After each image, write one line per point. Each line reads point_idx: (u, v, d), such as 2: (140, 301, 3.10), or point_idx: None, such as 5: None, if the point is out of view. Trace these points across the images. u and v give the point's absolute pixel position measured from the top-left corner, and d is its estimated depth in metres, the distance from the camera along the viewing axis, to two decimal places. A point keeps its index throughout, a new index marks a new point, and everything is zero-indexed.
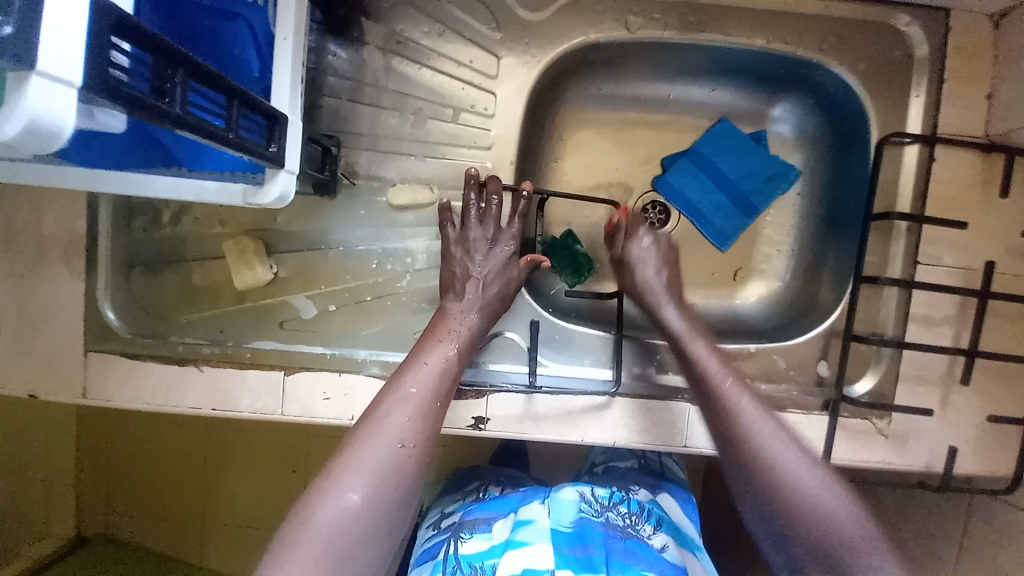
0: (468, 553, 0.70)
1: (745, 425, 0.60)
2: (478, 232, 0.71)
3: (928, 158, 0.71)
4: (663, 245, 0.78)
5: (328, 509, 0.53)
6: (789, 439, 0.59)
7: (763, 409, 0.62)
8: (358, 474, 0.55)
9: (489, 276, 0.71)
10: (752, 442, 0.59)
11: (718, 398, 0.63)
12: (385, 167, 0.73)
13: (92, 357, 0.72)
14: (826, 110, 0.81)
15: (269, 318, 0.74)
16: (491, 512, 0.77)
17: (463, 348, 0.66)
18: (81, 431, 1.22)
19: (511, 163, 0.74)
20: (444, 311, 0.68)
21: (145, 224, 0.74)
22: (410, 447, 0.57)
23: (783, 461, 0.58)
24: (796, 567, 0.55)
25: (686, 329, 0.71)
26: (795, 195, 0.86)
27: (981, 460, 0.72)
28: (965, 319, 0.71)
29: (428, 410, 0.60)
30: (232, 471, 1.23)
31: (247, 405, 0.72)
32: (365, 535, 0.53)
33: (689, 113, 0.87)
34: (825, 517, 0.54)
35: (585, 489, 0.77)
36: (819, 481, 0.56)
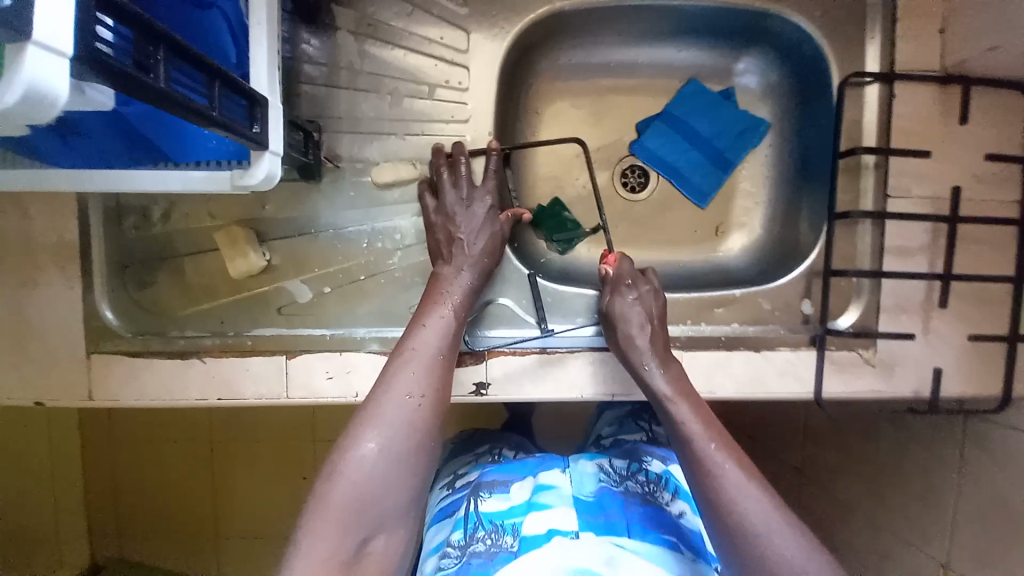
0: (488, 511, 0.72)
1: (736, 511, 0.56)
2: (457, 197, 0.72)
3: (888, 95, 0.74)
4: (653, 310, 0.74)
5: (350, 465, 0.54)
6: (788, 523, 0.55)
7: (754, 477, 0.58)
8: (378, 426, 0.57)
9: (474, 234, 0.72)
10: (738, 511, 0.55)
11: (709, 482, 0.58)
12: (367, 148, 0.75)
13: (96, 358, 0.73)
14: (788, 59, 0.84)
15: (267, 305, 0.75)
16: (510, 475, 0.78)
17: (458, 307, 0.68)
18: (87, 455, 1.23)
19: (488, 134, 0.76)
20: (437, 277, 0.70)
21: (135, 224, 0.76)
22: (421, 398, 0.60)
23: (783, 548, 0.53)
24: None
25: (688, 416, 0.64)
26: (767, 147, 0.89)
27: (966, 381, 0.75)
28: (938, 245, 0.74)
29: (434, 364, 0.63)
30: (239, 485, 1.25)
31: (252, 392, 0.73)
32: (388, 479, 0.54)
33: (658, 75, 0.89)
34: None
35: (604, 462, 0.81)
36: (825, 571, 0.52)
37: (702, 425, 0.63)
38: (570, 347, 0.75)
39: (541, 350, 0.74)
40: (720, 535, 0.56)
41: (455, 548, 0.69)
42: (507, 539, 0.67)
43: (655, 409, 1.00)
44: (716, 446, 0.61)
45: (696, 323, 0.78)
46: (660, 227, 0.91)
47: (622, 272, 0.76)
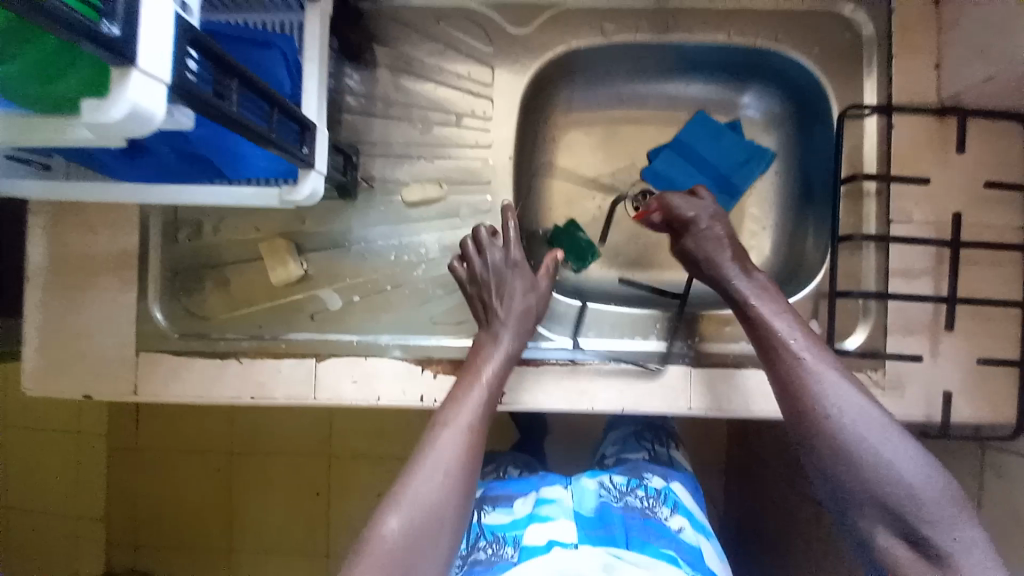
0: (491, 523, 0.73)
1: (841, 419, 0.61)
2: (485, 267, 0.76)
3: (887, 125, 0.78)
4: (716, 231, 0.76)
5: (390, 523, 0.59)
6: (893, 428, 0.60)
7: (838, 373, 0.64)
8: (422, 482, 0.61)
9: (507, 305, 0.74)
10: (826, 404, 0.62)
11: (810, 385, 0.63)
12: (397, 170, 0.82)
13: (141, 357, 0.79)
14: (791, 93, 0.89)
15: (299, 312, 0.81)
16: (513, 490, 0.79)
17: (498, 373, 0.71)
18: (110, 463, 1.34)
19: (509, 158, 0.82)
20: (479, 342, 0.74)
21: (186, 236, 0.83)
22: (455, 462, 0.63)
23: (883, 446, 0.59)
24: (870, 533, 0.59)
25: (779, 311, 0.70)
26: (773, 174, 0.94)
27: (978, 404, 0.75)
28: (942, 268, 0.76)
29: (473, 431, 0.66)
30: (254, 507, 1.34)
31: (281, 393, 0.78)
32: (423, 538, 0.59)
33: (668, 107, 0.96)
34: (901, 482, 0.57)
35: (605, 477, 0.80)
36: (924, 472, 0.58)
37: (805, 333, 0.67)
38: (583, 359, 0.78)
39: (556, 361, 0.78)
40: (813, 429, 0.62)
41: (457, 558, 0.71)
42: (507, 549, 0.69)
43: (659, 430, 0.99)
44: (814, 354, 0.66)
45: (707, 340, 0.80)
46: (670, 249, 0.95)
47: (671, 211, 0.79)
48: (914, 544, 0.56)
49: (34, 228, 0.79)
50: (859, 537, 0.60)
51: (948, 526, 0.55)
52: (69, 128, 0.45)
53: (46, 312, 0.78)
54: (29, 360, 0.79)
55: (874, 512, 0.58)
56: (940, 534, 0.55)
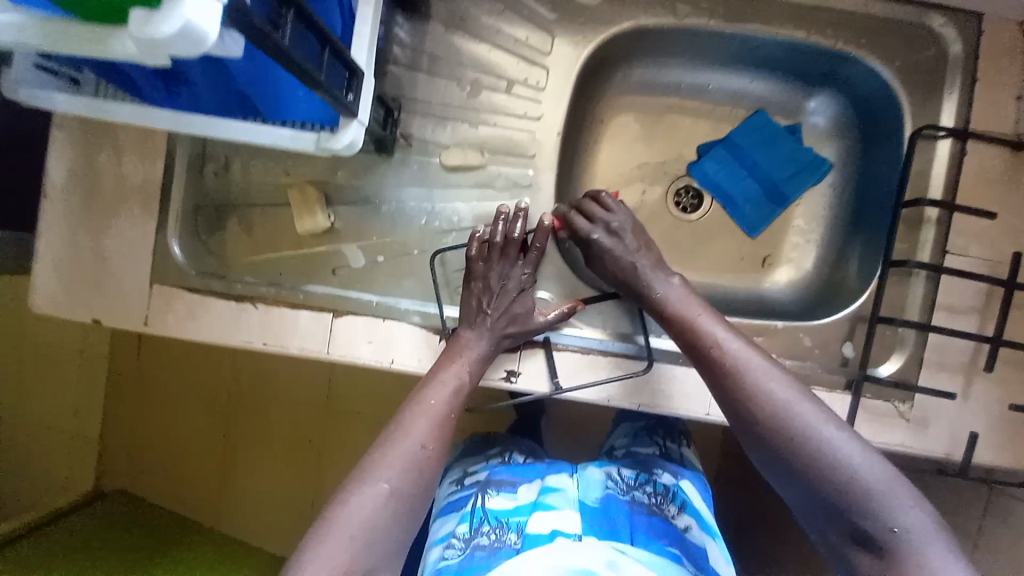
0: (495, 508, 0.73)
1: (778, 420, 0.58)
2: (496, 274, 0.74)
3: (960, 152, 0.74)
4: (608, 252, 0.74)
5: (361, 499, 0.60)
6: (825, 415, 0.58)
7: (772, 372, 0.61)
8: (389, 465, 0.62)
9: (501, 312, 0.73)
10: (761, 406, 0.59)
11: (739, 376, 0.61)
12: (439, 131, 0.79)
13: (157, 291, 0.77)
14: (861, 104, 0.85)
15: (322, 265, 0.79)
16: (517, 475, 0.79)
17: (473, 369, 0.71)
18: (113, 387, 1.37)
19: (557, 135, 0.78)
20: (458, 337, 0.73)
21: (215, 171, 0.81)
22: (426, 448, 0.64)
23: (816, 432, 0.57)
24: (827, 535, 0.56)
25: (699, 308, 0.68)
26: (827, 186, 0.90)
27: (1003, 451, 0.73)
28: (990, 309, 0.73)
29: (445, 420, 0.67)
30: (244, 446, 1.36)
31: (295, 344, 0.76)
32: (392, 520, 0.60)
33: (727, 103, 0.91)
34: (851, 483, 0.54)
35: (612, 469, 0.80)
36: (864, 456, 0.55)
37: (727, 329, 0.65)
38: (603, 350, 0.76)
39: (575, 349, 0.76)
40: (746, 421, 0.60)
41: (459, 540, 0.70)
42: (511, 535, 0.68)
43: (671, 427, 0.97)
44: (739, 343, 0.64)
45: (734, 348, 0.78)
46: (705, 251, 0.92)
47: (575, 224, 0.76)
48: (867, 548, 0.53)
49: (58, 144, 0.76)
50: (823, 540, 0.57)
51: (894, 513, 0.52)
52: (111, 41, 0.41)
53: (65, 232, 0.76)
54: (43, 279, 0.77)
55: (821, 507, 0.55)
56: (885, 522, 0.52)
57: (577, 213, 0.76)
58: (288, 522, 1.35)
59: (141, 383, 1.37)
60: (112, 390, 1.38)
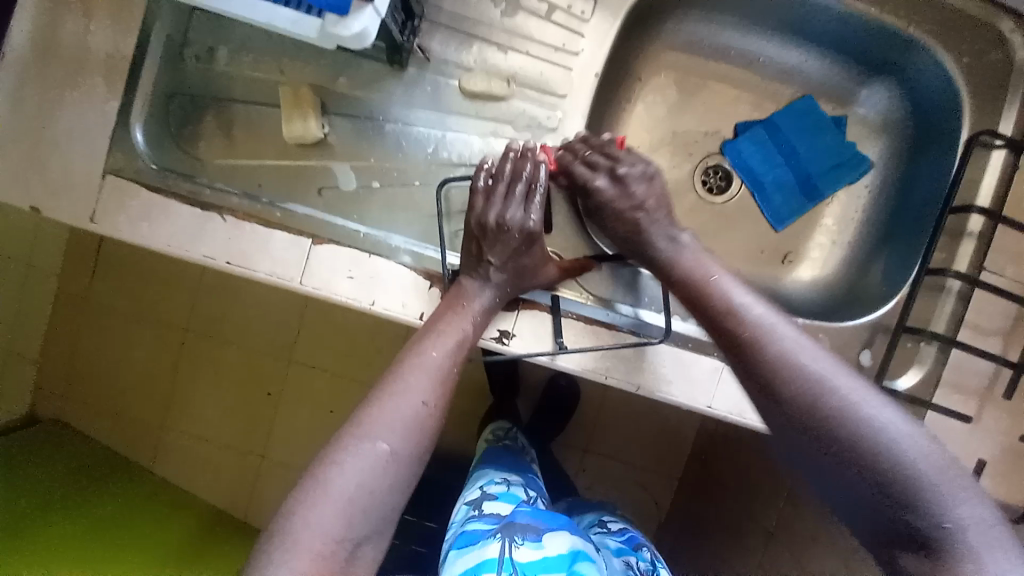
0: (523, 562, 0.67)
1: (812, 395, 0.50)
2: (495, 216, 0.64)
3: (1013, 166, 0.68)
4: (603, 205, 0.67)
5: (360, 456, 0.54)
6: (862, 386, 0.50)
7: (802, 340, 0.53)
8: (388, 425, 0.56)
9: (506, 264, 0.65)
10: (792, 377, 0.51)
11: (762, 342, 0.53)
12: (464, 50, 0.69)
13: (109, 184, 0.65)
14: (917, 99, 0.79)
15: (308, 182, 0.70)
16: (542, 522, 0.73)
17: (478, 324, 0.64)
18: (59, 308, 1.24)
19: (594, 76, 0.70)
20: (460, 286, 0.64)
21: (197, 56, 0.71)
22: (428, 405, 0.59)
23: (855, 404, 0.49)
24: (869, 531, 0.48)
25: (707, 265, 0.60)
26: (864, 187, 0.85)
27: (1005, 483, 0.69)
28: (1016, 334, 0.69)
29: (447, 376, 0.61)
30: (195, 388, 1.26)
31: (265, 268, 0.66)
32: (391, 483, 0.55)
33: (774, 79, 0.85)
34: (900, 470, 0.46)
35: (630, 557, 0.81)
36: (911, 433, 0.48)
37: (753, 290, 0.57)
38: (610, 323, 0.68)
39: (582, 317, 0.68)
40: (773, 394, 0.52)
41: None
42: None
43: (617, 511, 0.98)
44: (756, 304, 0.56)
45: None
46: (724, 237, 0.86)
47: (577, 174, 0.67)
48: (917, 547, 0.46)
49: None
50: (862, 534, 0.49)
51: (949, 499, 0.45)
52: None
53: (9, 100, 0.64)
54: None
55: (865, 498, 0.48)
56: (946, 525, 0.45)
57: (580, 158, 0.67)
58: (233, 476, 1.26)
59: (89, 303, 1.24)
60: (57, 311, 1.25)
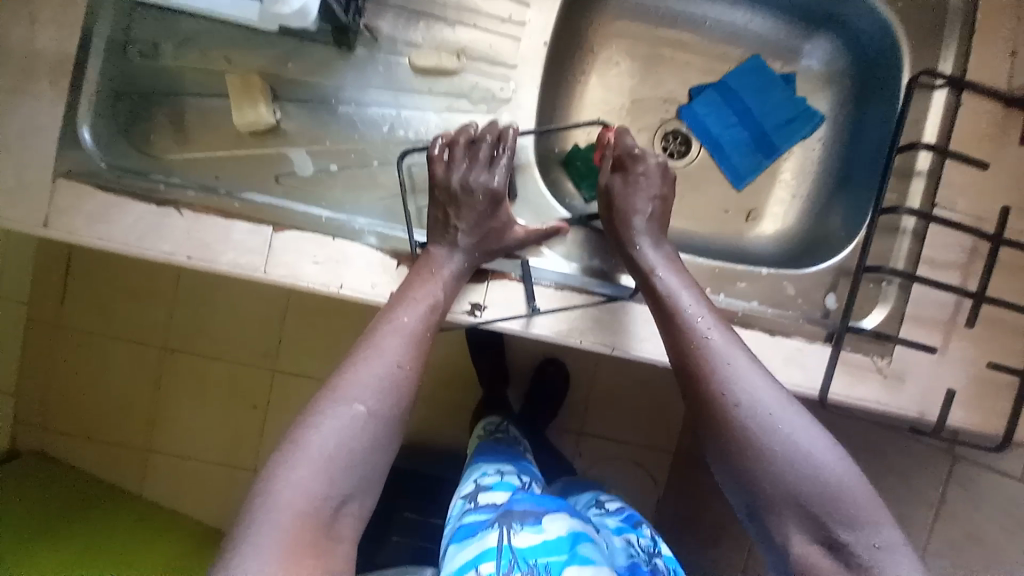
0: (523, 547, 0.66)
1: (742, 396, 0.56)
2: (460, 180, 0.66)
3: (953, 103, 0.70)
4: (612, 189, 0.71)
5: (336, 419, 0.55)
6: (796, 414, 0.56)
7: (737, 345, 0.60)
8: (361, 387, 0.56)
9: (474, 229, 0.66)
10: (723, 376, 0.58)
11: (685, 326, 0.61)
12: (412, 28, 0.70)
13: (62, 186, 0.64)
14: (859, 48, 0.82)
15: (265, 170, 0.69)
16: (541, 505, 0.72)
17: (449, 290, 0.64)
18: (30, 337, 1.21)
19: (543, 44, 0.70)
20: (428, 254, 0.65)
21: (141, 52, 0.70)
22: (405, 368, 0.59)
23: (752, 393, 0.56)
24: (780, 530, 0.54)
25: (660, 261, 0.66)
26: (817, 140, 0.87)
27: (976, 413, 0.70)
28: (974, 265, 0.70)
29: (420, 339, 0.61)
30: (178, 406, 1.23)
31: (227, 260, 0.64)
32: (370, 444, 0.55)
33: (722, 41, 0.87)
34: (811, 471, 0.53)
35: (631, 535, 0.77)
36: (803, 428, 0.55)
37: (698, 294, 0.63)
38: (580, 287, 0.68)
39: (553, 284, 0.67)
40: (708, 391, 0.58)
41: None
42: None
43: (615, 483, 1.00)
44: (691, 296, 0.63)
45: (714, 292, 0.74)
46: (687, 199, 0.87)
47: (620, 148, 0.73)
48: (821, 544, 0.52)
49: None
50: (771, 535, 0.54)
51: (820, 484, 0.52)
52: None
53: None
54: None
55: (780, 500, 0.53)
56: (847, 527, 0.51)
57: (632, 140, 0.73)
58: (220, 491, 1.23)
59: (64, 328, 1.21)
60: (29, 341, 1.21)
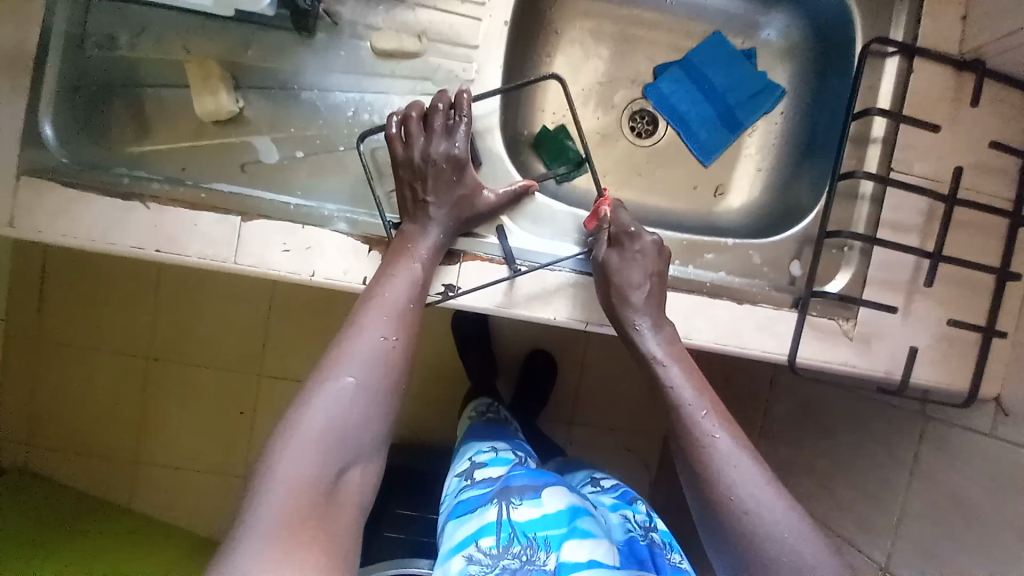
0: (522, 521, 0.67)
1: (718, 469, 0.60)
2: (421, 154, 0.66)
3: (907, 69, 0.72)
4: (608, 265, 0.67)
5: (330, 391, 0.55)
6: (769, 485, 0.59)
7: (720, 419, 0.63)
8: (352, 359, 0.57)
9: (443, 199, 0.66)
10: (703, 449, 0.61)
11: (688, 422, 0.63)
12: (371, 13, 0.71)
13: (24, 183, 0.63)
14: (815, 19, 0.83)
15: (230, 159, 0.69)
16: (538, 479, 0.72)
17: (428, 262, 0.64)
18: (8, 351, 1.19)
19: (504, 23, 0.71)
20: (404, 231, 0.65)
21: (99, 45, 0.70)
22: (394, 339, 0.60)
23: (766, 519, 0.57)
24: None
25: (661, 350, 0.67)
26: (780, 113, 0.88)
27: (938, 369, 0.73)
28: (931, 225, 0.72)
29: (405, 312, 0.61)
30: (164, 413, 1.22)
31: (195, 251, 0.64)
32: (365, 412, 0.56)
33: (684, 18, 0.88)
34: (781, 545, 0.56)
35: (627, 512, 0.76)
36: (773, 504, 0.57)
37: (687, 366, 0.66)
38: (550, 265, 0.69)
39: (522, 262, 0.69)
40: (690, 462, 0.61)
41: (485, 555, 0.66)
42: (542, 555, 0.65)
43: None
44: (693, 389, 0.65)
45: (683, 264, 0.75)
46: (657, 176, 0.88)
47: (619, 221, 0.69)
48: None
49: None
50: None
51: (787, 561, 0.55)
52: None
53: None
54: None
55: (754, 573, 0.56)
56: None
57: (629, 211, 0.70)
58: (212, 499, 1.23)
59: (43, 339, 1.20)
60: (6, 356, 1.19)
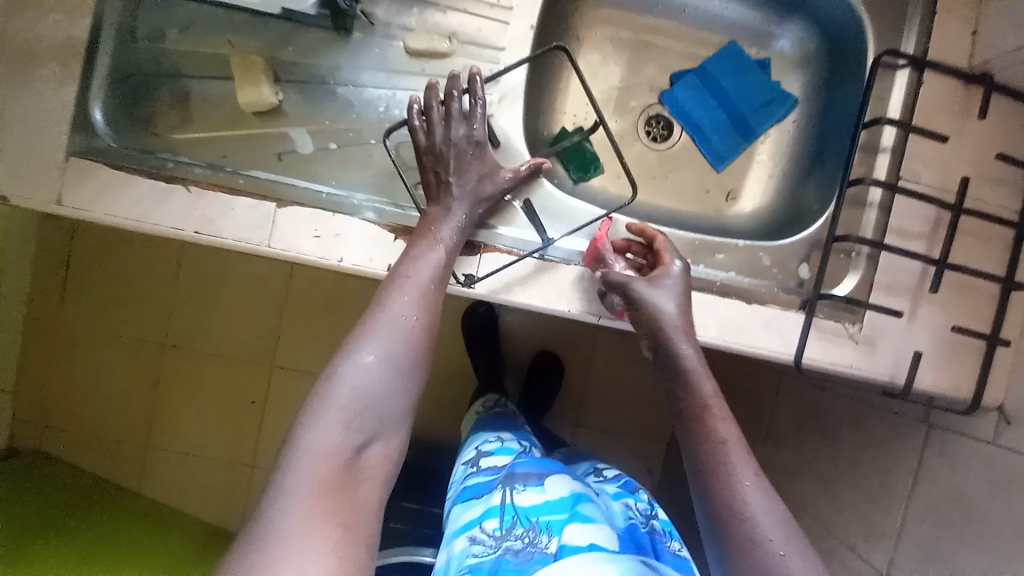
0: (525, 505, 0.69)
1: (741, 501, 0.55)
2: (443, 138, 0.69)
3: (917, 82, 0.75)
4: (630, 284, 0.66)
5: (353, 367, 0.57)
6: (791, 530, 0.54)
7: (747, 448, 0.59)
8: (376, 337, 0.59)
9: (465, 180, 0.69)
10: (728, 476, 0.56)
11: (713, 446, 0.59)
12: (405, 15, 0.75)
13: (71, 164, 0.66)
14: (827, 32, 0.86)
15: (267, 148, 0.73)
16: (541, 468, 0.75)
17: (450, 249, 0.66)
18: (32, 332, 1.23)
19: (530, 28, 0.74)
20: (427, 216, 0.68)
21: (148, 37, 0.74)
22: (415, 319, 0.61)
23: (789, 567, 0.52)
24: None
25: (696, 362, 0.63)
26: (792, 122, 0.91)
27: (941, 373, 0.75)
28: (938, 233, 0.75)
29: (427, 293, 0.63)
30: (179, 399, 1.26)
31: (231, 233, 0.68)
32: (388, 387, 0.57)
33: (700, 28, 0.92)
34: None
35: (629, 500, 0.78)
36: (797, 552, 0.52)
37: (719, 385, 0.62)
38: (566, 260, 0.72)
39: (540, 256, 0.72)
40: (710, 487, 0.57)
41: (488, 536, 0.67)
42: (544, 539, 0.66)
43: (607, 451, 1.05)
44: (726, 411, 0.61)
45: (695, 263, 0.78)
46: (670, 179, 0.91)
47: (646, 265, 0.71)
48: None
49: None
50: None
51: None
52: None
53: None
54: None
55: None
56: None
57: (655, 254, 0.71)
58: (223, 485, 1.26)
59: (66, 322, 1.23)
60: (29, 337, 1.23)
